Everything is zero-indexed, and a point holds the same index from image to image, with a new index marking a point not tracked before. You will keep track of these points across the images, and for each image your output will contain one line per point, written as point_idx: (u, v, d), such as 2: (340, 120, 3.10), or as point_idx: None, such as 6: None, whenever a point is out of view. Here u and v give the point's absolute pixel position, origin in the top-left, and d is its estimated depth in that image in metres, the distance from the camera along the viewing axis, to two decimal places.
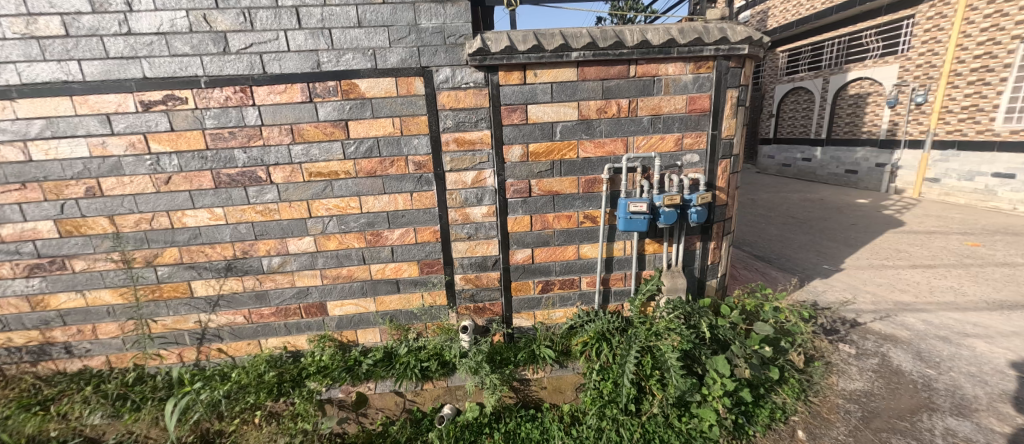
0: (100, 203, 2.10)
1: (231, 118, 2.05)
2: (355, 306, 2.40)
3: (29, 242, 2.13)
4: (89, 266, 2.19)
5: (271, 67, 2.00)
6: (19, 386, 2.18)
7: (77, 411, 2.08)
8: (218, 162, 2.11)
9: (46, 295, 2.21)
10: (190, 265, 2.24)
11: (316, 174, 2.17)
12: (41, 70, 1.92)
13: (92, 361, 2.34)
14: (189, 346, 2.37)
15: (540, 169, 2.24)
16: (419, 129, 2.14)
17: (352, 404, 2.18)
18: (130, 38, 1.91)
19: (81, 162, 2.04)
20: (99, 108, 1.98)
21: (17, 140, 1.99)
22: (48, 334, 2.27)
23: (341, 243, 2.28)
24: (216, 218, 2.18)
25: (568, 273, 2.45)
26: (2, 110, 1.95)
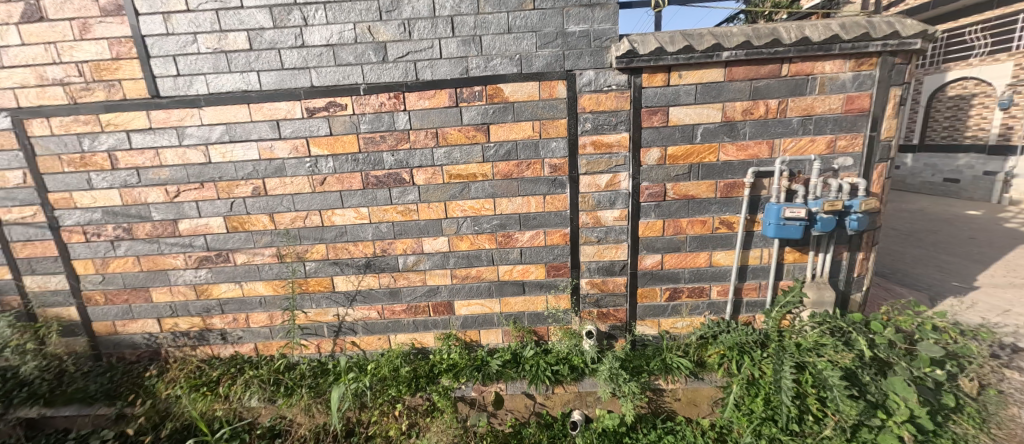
0: (263, 202, 2.29)
1: (383, 122, 2.17)
2: (481, 306, 2.43)
3: (201, 236, 2.34)
4: (249, 259, 2.38)
5: (424, 73, 2.10)
6: (183, 368, 2.38)
7: (238, 394, 2.24)
8: (368, 164, 2.23)
9: (210, 284, 2.42)
10: (335, 261, 2.37)
11: (456, 176, 2.23)
12: (226, 81, 2.12)
13: (242, 348, 2.52)
14: (327, 339, 2.51)
15: (677, 172, 2.18)
16: (557, 132, 2.15)
17: (484, 403, 2.21)
18: (303, 50, 2.08)
19: (251, 164, 2.23)
20: (272, 115, 2.16)
21: (201, 144, 2.21)
22: (208, 321, 2.48)
23: (473, 244, 2.33)
24: (361, 217, 2.31)
25: (698, 281, 2.34)
26: (191, 117, 2.17)
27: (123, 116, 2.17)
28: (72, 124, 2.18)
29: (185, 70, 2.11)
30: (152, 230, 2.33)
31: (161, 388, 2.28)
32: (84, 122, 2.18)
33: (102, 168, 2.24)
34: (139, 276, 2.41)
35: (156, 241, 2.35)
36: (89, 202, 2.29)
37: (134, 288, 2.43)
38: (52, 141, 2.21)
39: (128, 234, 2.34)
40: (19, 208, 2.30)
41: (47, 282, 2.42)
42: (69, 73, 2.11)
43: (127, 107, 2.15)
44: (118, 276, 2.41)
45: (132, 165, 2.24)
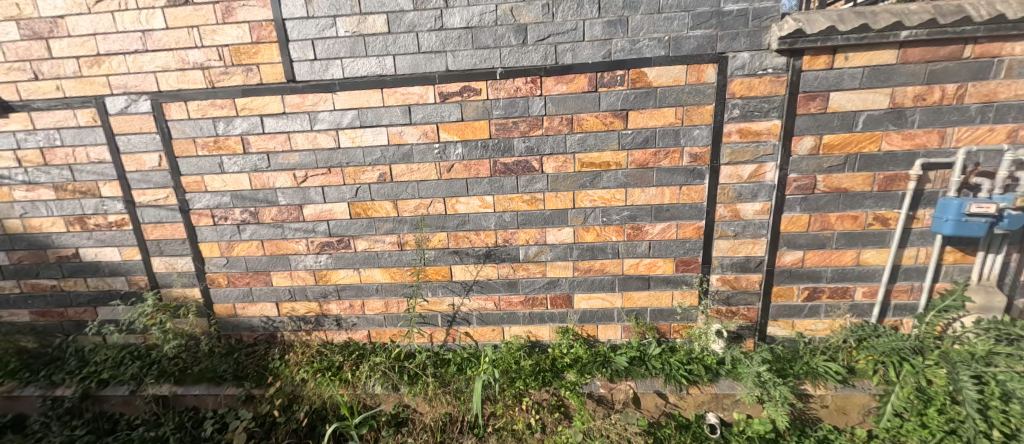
0: (388, 188, 2.26)
1: (517, 108, 2.09)
2: (602, 301, 2.33)
3: (325, 222, 2.34)
4: (370, 246, 2.36)
5: (564, 57, 2.01)
6: (305, 354, 2.39)
7: (364, 378, 2.25)
8: (497, 151, 2.16)
9: (329, 270, 2.42)
10: (455, 250, 2.33)
11: (588, 164, 2.14)
12: (362, 65, 2.10)
13: (355, 335, 2.52)
14: (440, 328, 2.47)
15: (831, 163, 2.03)
16: (702, 119, 2.02)
17: (611, 402, 2.12)
18: (442, 33, 2.03)
19: (380, 150, 2.20)
20: (404, 100, 2.13)
21: (332, 129, 2.20)
22: (325, 307, 2.48)
23: (599, 235, 2.23)
24: (485, 205, 2.24)
25: (841, 281, 2.19)
26: (324, 102, 2.16)
27: (258, 100, 2.18)
28: (208, 108, 2.21)
29: (322, 54, 2.10)
30: (277, 214, 2.35)
31: (287, 372, 2.31)
32: (220, 106, 2.20)
33: (234, 152, 2.26)
34: (262, 259, 2.43)
35: (281, 226, 2.37)
36: (219, 185, 2.32)
37: (256, 272, 2.46)
38: (187, 124, 2.24)
39: (253, 219, 2.37)
40: (153, 191, 2.35)
41: (174, 263, 2.47)
42: (210, 57, 2.13)
43: (263, 91, 2.16)
44: (242, 259, 2.44)
45: (263, 149, 2.25)
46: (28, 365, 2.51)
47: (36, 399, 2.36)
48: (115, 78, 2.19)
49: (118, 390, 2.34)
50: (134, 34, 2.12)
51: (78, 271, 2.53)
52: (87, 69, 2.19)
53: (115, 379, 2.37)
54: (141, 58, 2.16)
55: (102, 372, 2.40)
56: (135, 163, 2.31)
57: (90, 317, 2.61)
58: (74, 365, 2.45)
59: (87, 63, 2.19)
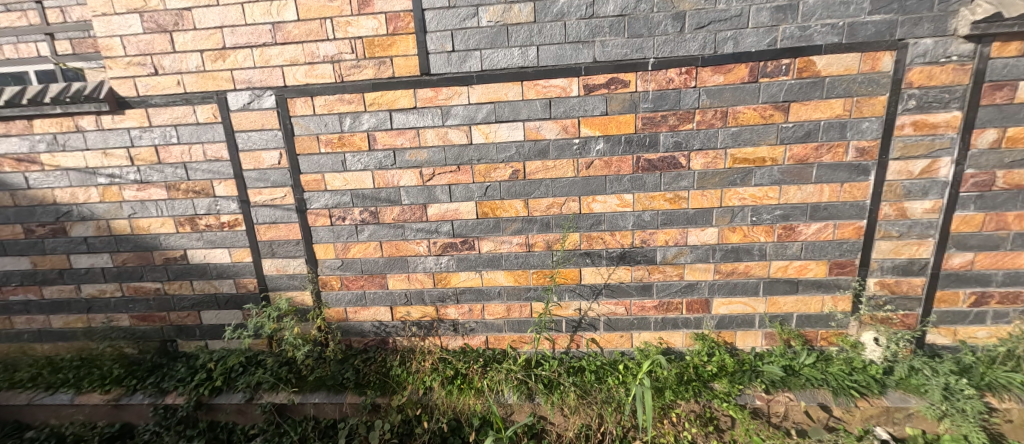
0: (520, 186, 2.14)
1: (668, 100, 1.96)
2: (744, 306, 2.18)
3: (449, 222, 2.23)
4: (495, 247, 2.24)
5: (724, 46, 1.88)
6: (427, 361, 2.27)
7: (495, 386, 2.14)
8: (642, 147, 2.03)
9: (449, 272, 2.30)
10: (587, 252, 2.20)
11: (741, 160, 1.99)
12: (503, 56, 1.99)
13: (472, 341, 2.39)
14: (562, 334, 2.33)
15: (1013, 158, 1.88)
16: (872, 110, 1.89)
17: (768, 414, 1.97)
18: (592, 21, 1.91)
19: (515, 146, 2.09)
20: (545, 93, 2.01)
21: (464, 124, 2.09)
22: (442, 311, 2.36)
23: (746, 236, 2.09)
24: (624, 204, 2.11)
25: (1013, 285, 2.03)
26: (459, 95, 2.05)
27: (389, 94, 2.08)
28: (336, 103, 2.12)
29: (460, 46, 1.99)
30: (399, 214, 2.24)
31: (413, 379, 2.20)
32: (348, 101, 2.11)
33: (359, 149, 2.16)
34: (378, 262, 2.32)
35: (401, 226, 2.26)
36: (340, 184, 2.22)
37: (371, 275, 2.34)
38: (312, 120, 2.14)
39: (373, 219, 2.26)
40: (270, 190, 2.26)
41: (285, 265, 2.37)
42: (342, 50, 2.04)
43: (396, 85, 2.06)
44: (357, 262, 2.33)
45: (390, 146, 2.15)
46: (131, 372, 2.40)
47: (147, 408, 2.25)
48: (240, 72, 2.10)
49: (232, 398, 2.23)
50: (264, 27, 2.04)
51: (184, 274, 2.42)
52: (211, 64, 2.10)
53: (229, 386, 2.26)
54: (268, 52, 2.07)
55: (213, 379, 2.28)
56: (254, 161, 2.22)
57: (192, 322, 2.50)
58: (182, 372, 2.34)
59: (211, 57, 2.10)
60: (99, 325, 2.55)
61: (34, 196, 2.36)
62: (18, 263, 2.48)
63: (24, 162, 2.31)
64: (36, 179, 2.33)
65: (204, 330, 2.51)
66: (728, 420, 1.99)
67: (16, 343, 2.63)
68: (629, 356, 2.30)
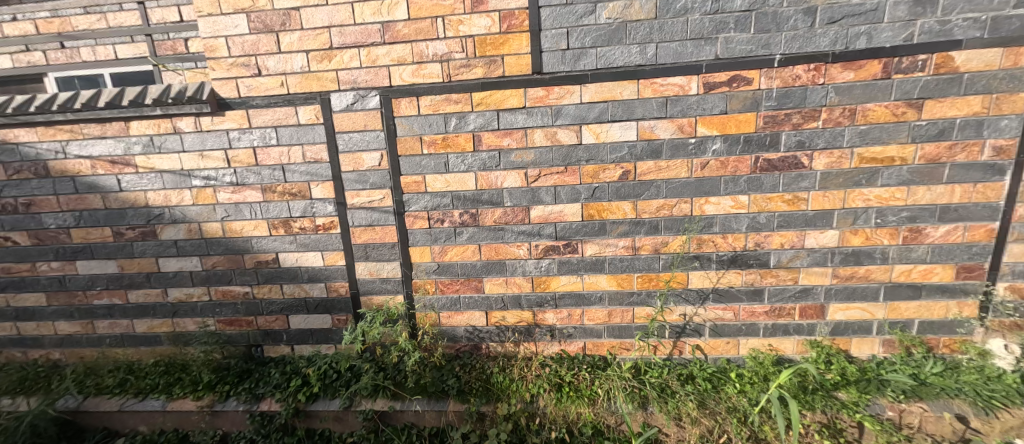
0: (629, 187, 2.07)
1: (793, 98, 1.89)
2: (862, 312, 2.10)
3: (552, 225, 2.16)
4: (599, 251, 2.17)
5: (856, 41, 1.82)
6: (528, 368, 2.21)
7: (603, 394, 2.06)
8: (762, 146, 1.96)
9: (549, 276, 2.23)
10: (696, 255, 2.12)
11: (868, 160, 1.93)
12: (619, 54, 1.93)
13: (569, 347, 2.32)
14: (665, 341, 2.24)
15: None
16: (1012, 108, 1.81)
17: (901, 427, 1.86)
18: (717, 17, 1.85)
19: (628, 146, 2.02)
20: (662, 91, 1.94)
21: (575, 124, 2.03)
22: (540, 316, 2.29)
23: (869, 239, 2.01)
24: (738, 206, 2.03)
25: None
26: (570, 95, 2.00)
27: (498, 94, 2.03)
28: (442, 103, 2.07)
29: (575, 43, 1.94)
30: (500, 216, 2.18)
31: (517, 387, 2.13)
32: (455, 101, 2.06)
33: (462, 150, 2.11)
34: (476, 265, 2.26)
35: (501, 229, 2.20)
36: (441, 185, 2.17)
37: (467, 278, 2.28)
38: (416, 120, 2.10)
39: (472, 221, 2.20)
40: (369, 192, 2.21)
41: (379, 269, 2.32)
42: (453, 49, 2.00)
43: (507, 84, 2.01)
44: (454, 265, 2.27)
45: (495, 147, 2.09)
46: (221, 377, 2.35)
47: (242, 415, 2.20)
48: (345, 73, 2.07)
49: (331, 405, 2.18)
50: (373, 27, 2.01)
51: (274, 277, 2.38)
52: (316, 64, 2.07)
53: (326, 392, 2.21)
54: (376, 51, 2.04)
55: (309, 385, 2.24)
56: (353, 162, 2.18)
57: (280, 327, 2.46)
58: (276, 378, 2.29)
59: (317, 57, 2.07)
60: (184, 329, 2.51)
61: (125, 198, 2.33)
62: (105, 266, 2.44)
63: (118, 164, 2.28)
64: (129, 181, 2.30)
65: (291, 335, 2.46)
66: (856, 433, 1.87)
67: (98, 348, 2.59)
68: (736, 363, 2.22)
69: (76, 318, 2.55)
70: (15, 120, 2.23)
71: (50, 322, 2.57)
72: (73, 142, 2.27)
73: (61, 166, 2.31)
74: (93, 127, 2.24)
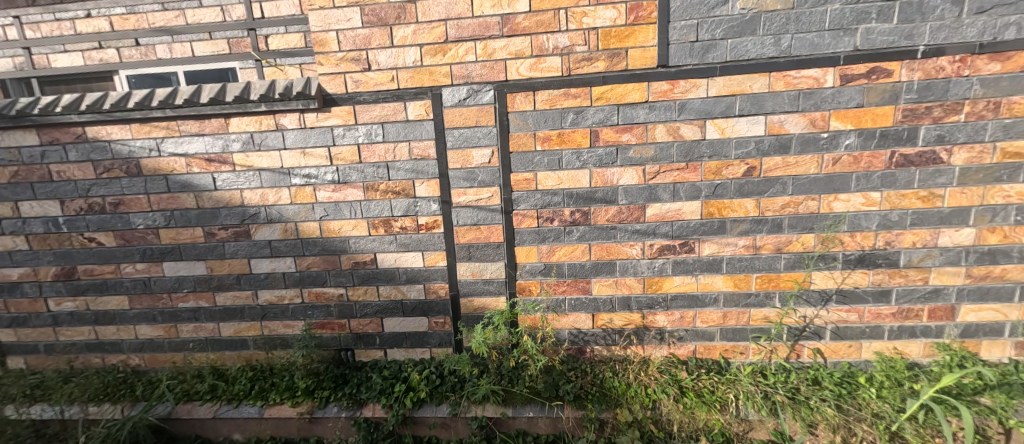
0: (753, 184, 1.99)
1: (934, 91, 1.83)
2: (995, 313, 2.02)
3: (668, 223, 2.08)
4: (718, 250, 2.08)
5: (1005, 32, 1.75)
6: (643, 372, 2.10)
7: (732, 398, 1.97)
8: (898, 141, 1.89)
9: (662, 277, 2.15)
10: (821, 255, 2.04)
11: (1011, 154, 1.85)
12: (751, 45, 1.86)
13: (679, 350, 2.22)
14: (784, 344, 2.14)
15: None
16: None
17: None
18: (858, 7, 1.79)
19: (755, 141, 1.95)
20: (796, 84, 1.87)
21: (700, 119, 1.95)
22: (650, 319, 2.20)
23: (1007, 237, 1.93)
24: (869, 203, 1.96)
25: None
26: (696, 88, 1.93)
27: (620, 88, 1.96)
28: (560, 98, 2.00)
29: (705, 35, 1.88)
30: (614, 215, 2.10)
31: (635, 392, 2.02)
32: (574, 96, 1.99)
33: (578, 146, 2.04)
34: (585, 265, 2.18)
35: (613, 228, 2.12)
36: (553, 183, 2.10)
37: (575, 279, 2.20)
38: (531, 116, 2.03)
39: (584, 220, 2.12)
40: (476, 190, 2.14)
41: (482, 270, 2.24)
42: (575, 41, 1.93)
43: (630, 78, 1.94)
44: (562, 266, 2.19)
45: (613, 142, 2.02)
46: (317, 382, 2.26)
47: (345, 422, 2.12)
48: (459, 67, 2.01)
49: (439, 411, 2.09)
50: (492, 19, 1.94)
51: (371, 279, 2.31)
52: (430, 58, 2.02)
53: (432, 398, 2.13)
54: (493, 44, 1.97)
55: (413, 390, 2.15)
56: (462, 159, 2.11)
57: (373, 330, 2.37)
58: (377, 383, 2.20)
59: (430, 51, 2.01)
60: (272, 332, 2.42)
61: (220, 197, 2.26)
62: (193, 268, 2.36)
63: (214, 162, 2.21)
64: (226, 180, 2.23)
65: (385, 339, 2.38)
66: (1005, 439, 1.80)
67: (181, 353, 2.50)
68: (858, 367, 2.14)
69: (159, 322, 2.46)
70: (110, 117, 2.15)
71: (131, 326, 2.48)
72: (169, 140, 2.20)
73: (153, 164, 2.23)
74: (191, 124, 2.17)
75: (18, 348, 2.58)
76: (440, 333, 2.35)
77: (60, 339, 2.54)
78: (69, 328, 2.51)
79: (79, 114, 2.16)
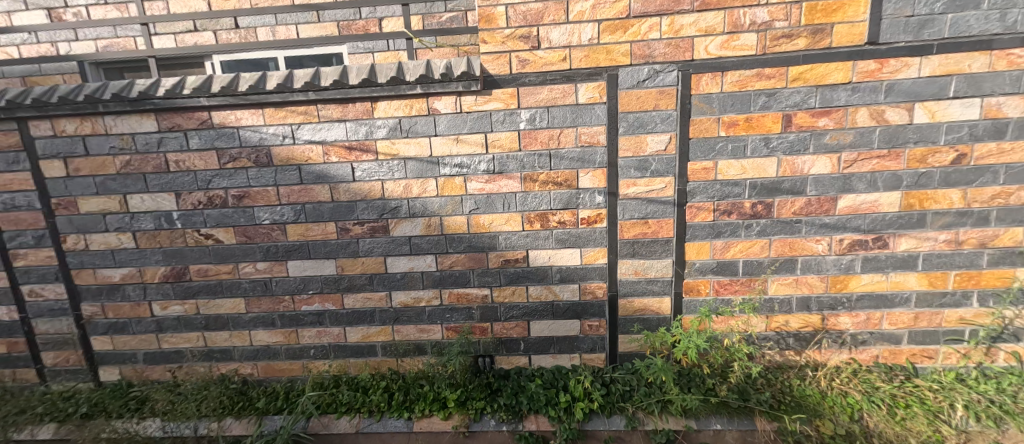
0: (960, 173, 1.84)
1: None
2: None
3: (861, 217, 1.92)
4: (915, 245, 1.92)
5: None
6: (834, 380, 1.93)
7: (948, 407, 1.79)
8: None
9: (849, 275, 1.98)
10: None
11: None
12: (975, 21, 1.71)
13: (860, 355, 2.06)
14: (980, 347, 1.98)
15: None
16: None
17: None
18: None
19: (969, 126, 1.79)
20: (1020, 63, 1.72)
21: (907, 101, 1.80)
22: (831, 320, 2.04)
23: None
24: None
25: None
26: (908, 68, 1.77)
27: (822, 67, 1.80)
28: (752, 79, 1.83)
29: (923, 9, 1.72)
30: (801, 207, 1.93)
31: (834, 402, 1.85)
32: (768, 77, 1.82)
33: (768, 132, 1.87)
34: (763, 263, 2.00)
35: (798, 221, 1.94)
36: (736, 172, 1.92)
37: (751, 278, 2.02)
38: (717, 99, 1.86)
39: (766, 212, 1.95)
40: (649, 180, 1.96)
41: (646, 268, 2.05)
42: (776, 16, 1.76)
43: (833, 57, 1.78)
44: (737, 263, 2.01)
45: (807, 127, 1.85)
46: (465, 392, 2.06)
47: (506, 436, 1.92)
48: (641, 45, 1.83)
49: (613, 424, 1.89)
50: None
51: (520, 279, 2.12)
52: (608, 36, 1.83)
53: (602, 409, 1.93)
54: (681, 20, 1.80)
55: (579, 401, 1.95)
56: (635, 147, 1.93)
57: (518, 335, 2.18)
58: (535, 393, 2.01)
59: (609, 28, 1.83)
60: (404, 338, 2.22)
61: (358, 190, 2.06)
62: (322, 267, 2.16)
63: (355, 151, 2.02)
64: (366, 170, 2.04)
65: (530, 344, 2.18)
66: None
67: (299, 361, 2.28)
68: None
69: (278, 327, 2.25)
70: (244, 100, 1.95)
71: (246, 331, 2.26)
72: (306, 126, 2.01)
73: (286, 153, 2.04)
74: (332, 109, 1.98)
75: (114, 357, 2.34)
76: (592, 337, 2.15)
77: (163, 346, 2.30)
78: (174, 335, 2.28)
79: (209, 97, 1.95)
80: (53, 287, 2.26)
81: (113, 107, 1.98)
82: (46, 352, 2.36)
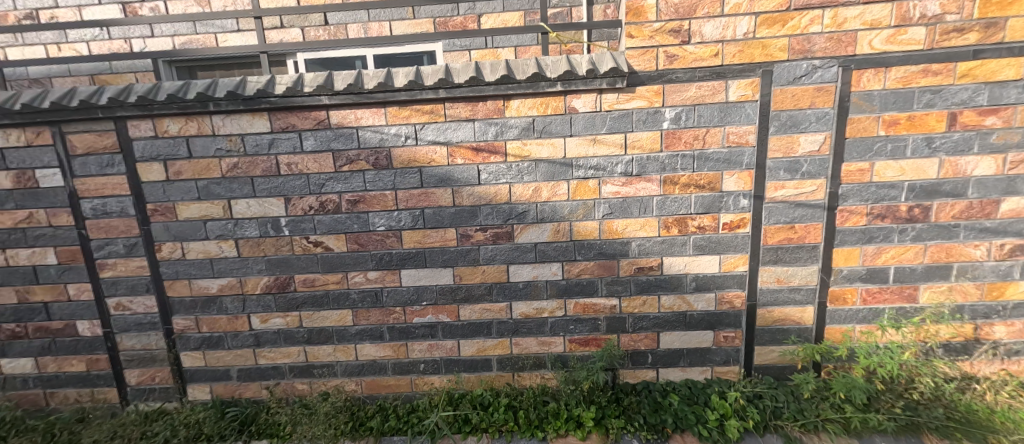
0: None
1: None
2: None
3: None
4: None
5: None
6: (1000, 393, 1.82)
7: None
8: None
9: (1007, 282, 1.88)
10: None
11: None
12: None
13: (1012, 366, 1.96)
14: None
15: None
16: None
17: None
18: None
19: None
20: None
21: None
22: (984, 330, 1.93)
23: None
24: None
25: None
26: None
27: (992, 63, 1.70)
28: (917, 75, 1.73)
29: None
30: (960, 211, 1.83)
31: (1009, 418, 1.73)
32: (934, 73, 1.72)
33: (931, 131, 1.77)
34: (916, 270, 1.89)
35: (956, 226, 1.84)
36: (893, 174, 1.81)
37: (901, 285, 1.91)
38: (878, 96, 1.75)
39: (922, 216, 1.84)
40: (799, 182, 1.85)
41: (790, 276, 1.94)
42: (948, 9, 1.67)
43: (1005, 52, 1.69)
44: (888, 270, 1.90)
45: (972, 126, 1.76)
46: (599, 409, 1.92)
47: None
48: (802, 39, 1.73)
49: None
50: None
51: (652, 287, 2.00)
52: (766, 30, 1.73)
53: (755, 428, 1.80)
54: (846, 13, 1.69)
55: (730, 418, 1.81)
56: (786, 147, 1.82)
57: (646, 347, 2.05)
58: (676, 410, 1.88)
59: (768, 21, 1.72)
60: (523, 351, 2.09)
61: (483, 194, 1.93)
62: (438, 276, 2.03)
63: (482, 152, 1.89)
64: (493, 172, 1.91)
65: (658, 357, 2.06)
66: None
67: (407, 376, 2.14)
68: None
69: (386, 340, 2.10)
70: (368, 99, 1.82)
71: (351, 345, 2.12)
72: (431, 126, 1.88)
73: (408, 155, 1.91)
74: (460, 108, 1.85)
75: (204, 374, 2.18)
76: (726, 349, 2.03)
77: (260, 362, 2.15)
78: (273, 350, 2.13)
79: (331, 95, 1.81)
80: (143, 300, 2.10)
81: (224, 105, 1.84)
82: (130, 370, 2.20)
